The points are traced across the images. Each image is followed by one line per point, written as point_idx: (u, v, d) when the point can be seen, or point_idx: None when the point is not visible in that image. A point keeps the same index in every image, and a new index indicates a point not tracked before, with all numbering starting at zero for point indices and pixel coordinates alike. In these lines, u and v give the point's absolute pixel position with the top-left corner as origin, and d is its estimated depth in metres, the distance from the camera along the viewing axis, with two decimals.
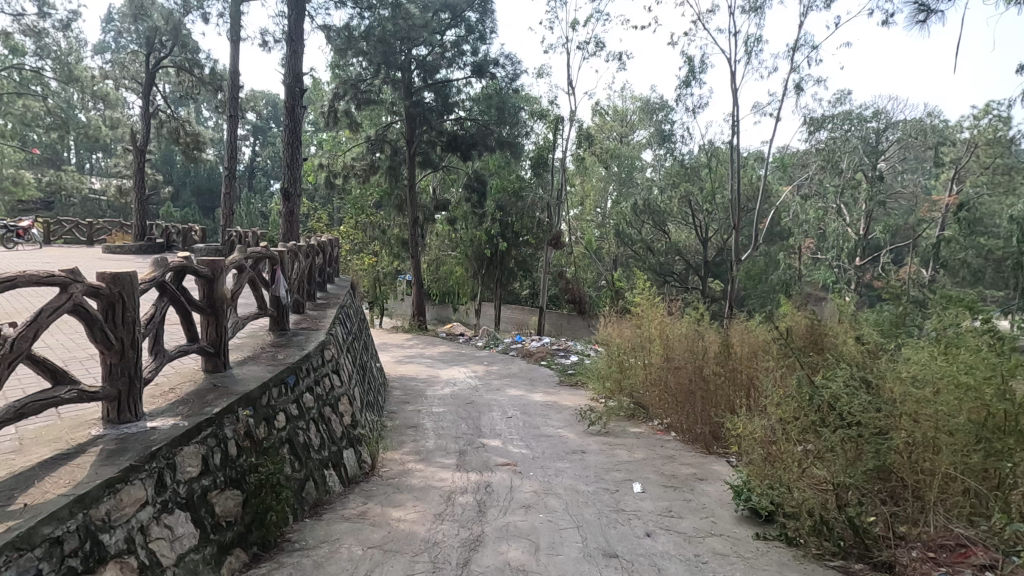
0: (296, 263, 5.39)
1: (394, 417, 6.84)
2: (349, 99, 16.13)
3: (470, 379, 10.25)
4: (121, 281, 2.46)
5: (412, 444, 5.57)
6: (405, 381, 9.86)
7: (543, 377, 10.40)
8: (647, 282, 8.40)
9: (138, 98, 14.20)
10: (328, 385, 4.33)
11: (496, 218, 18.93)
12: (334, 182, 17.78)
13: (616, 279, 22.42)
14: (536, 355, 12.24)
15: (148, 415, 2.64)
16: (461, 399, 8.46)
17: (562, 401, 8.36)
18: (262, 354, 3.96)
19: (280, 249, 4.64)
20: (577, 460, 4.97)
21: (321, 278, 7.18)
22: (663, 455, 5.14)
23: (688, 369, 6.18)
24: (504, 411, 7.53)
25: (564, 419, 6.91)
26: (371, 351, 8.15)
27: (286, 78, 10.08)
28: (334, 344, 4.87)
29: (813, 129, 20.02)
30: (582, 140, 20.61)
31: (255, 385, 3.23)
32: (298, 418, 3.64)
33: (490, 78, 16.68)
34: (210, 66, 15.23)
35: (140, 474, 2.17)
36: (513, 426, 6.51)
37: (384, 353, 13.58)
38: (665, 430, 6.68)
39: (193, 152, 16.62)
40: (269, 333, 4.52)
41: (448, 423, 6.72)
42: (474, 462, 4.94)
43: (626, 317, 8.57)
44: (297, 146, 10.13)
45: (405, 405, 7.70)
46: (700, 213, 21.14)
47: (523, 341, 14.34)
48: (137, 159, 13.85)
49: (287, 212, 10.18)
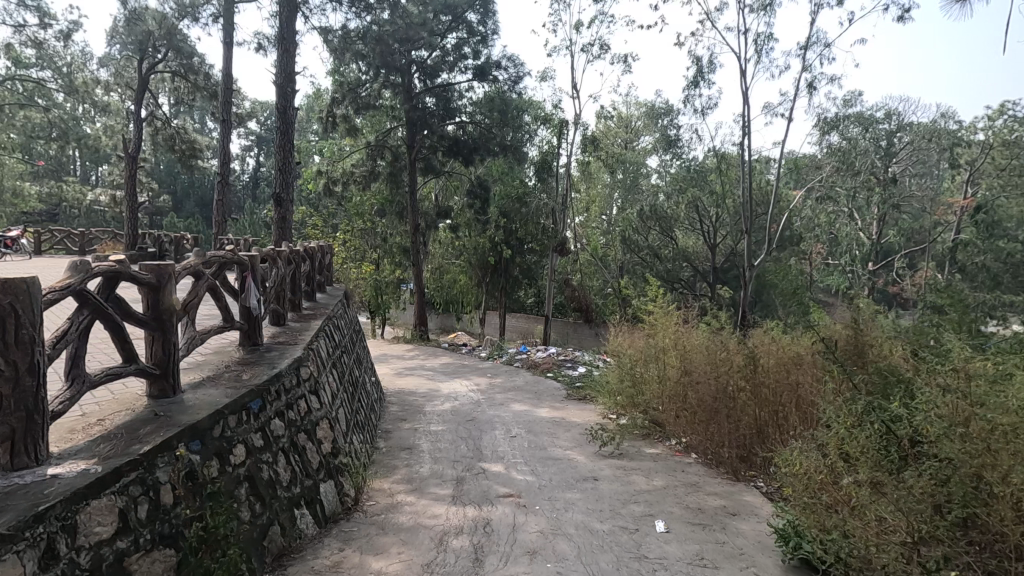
0: (275, 269, 4.86)
1: (388, 437, 6.29)
2: (348, 104, 15.85)
3: (472, 393, 9.68)
4: (15, 291, 1.96)
5: (405, 470, 5.02)
6: (403, 395, 9.30)
7: (549, 390, 9.82)
8: (660, 289, 7.84)
9: (133, 105, 13.90)
10: (304, 408, 3.78)
11: (500, 224, 18.50)
12: (334, 188, 17.49)
13: (623, 286, 21.87)
14: (542, 366, 11.66)
15: (54, 458, 2.12)
16: (462, 415, 7.89)
17: (569, 417, 7.78)
18: (224, 373, 3.43)
19: (254, 253, 4.13)
20: (589, 490, 4.40)
21: (309, 286, 6.65)
22: (686, 482, 4.56)
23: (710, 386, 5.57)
24: (507, 429, 6.96)
25: (573, 439, 6.33)
26: (365, 366, 7.64)
27: (277, 78, 9.64)
28: (314, 360, 4.32)
29: (825, 131, 19.44)
30: (587, 145, 20.13)
31: (206, 415, 2.69)
32: (262, 451, 3.09)
33: (492, 81, 16.26)
34: (206, 72, 14.90)
35: (16, 545, 1.65)
36: (518, 448, 5.94)
37: (384, 364, 13.05)
38: (685, 450, 6.10)
39: (189, 160, 16.23)
40: (239, 349, 4.00)
41: (447, 443, 6.17)
42: (473, 492, 4.39)
43: (637, 326, 7.98)
44: (290, 149, 9.68)
45: (400, 424, 7.14)
46: (707, 219, 20.78)
47: (528, 351, 13.78)
48: (129, 167, 13.45)
49: (279, 218, 9.74)
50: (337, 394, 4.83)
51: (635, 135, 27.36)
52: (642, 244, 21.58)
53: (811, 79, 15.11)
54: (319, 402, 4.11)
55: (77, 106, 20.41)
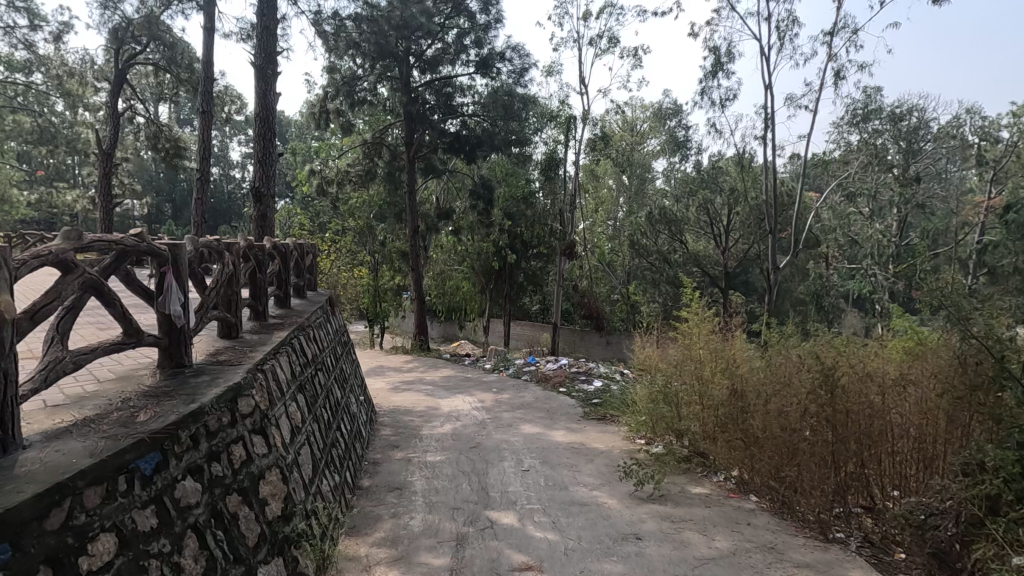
0: (224, 264, 3.74)
1: (374, 474, 5.19)
2: (342, 99, 14.98)
3: (476, 411, 8.57)
4: None
5: (393, 523, 3.93)
6: (397, 416, 8.16)
7: (563, 408, 8.67)
8: (696, 290, 6.66)
9: (110, 100, 12.92)
10: (241, 456, 2.68)
11: (505, 227, 17.45)
12: (328, 189, 16.54)
13: (632, 293, 20.71)
14: (554, 380, 10.52)
15: None
16: (465, 440, 6.77)
17: (590, 443, 6.63)
18: (111, 412, 2.33)
19: (179, 241, 3.03)
20: (634, 558, 3.31)
21: (281, 288, 5.57)
22: (759, 545, 3.50)
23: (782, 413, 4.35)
24: (519, 459, 5.82)
25: (600, 475, 5.20)
26: (352, 384, 6.60)
27: (256, 59, 8.66)
28: (264, 385, 3.19)
29: (846, 127, 18.43)
30: (595, 142, 19.16)
31: (34, 495, 1.61)
32: (151, 539, 2.01)
33: (496, 74, 15.24)
34: (191, 64, 13.94)
35: None
36: (533, 487, 4.85)
37: (379, 378, 11.92)
38: (742, 491, 4.92)
39: (173, 159, 15.17)
40: (155, 373, 2.90)
41: (446, 480, 5.07)
42: (479, 561, 3.31)
43: (669, 335, 6.87)
44: (271, 138, 8.67)
45: (392, 453, 6.02)
46: (720, 222, 19.73)
47: (536, 362, 12.62)
48: (104, 165, 12.41)
49: (259, 215, 8.69)
50: (302, 426, 3.73)
51: (642, 137, 26.34)
52: (652, 249, 20.34)
53: (837, 66, 14.07)
54: (271, 444, 3.00)
55: (65, 108, 19.62)
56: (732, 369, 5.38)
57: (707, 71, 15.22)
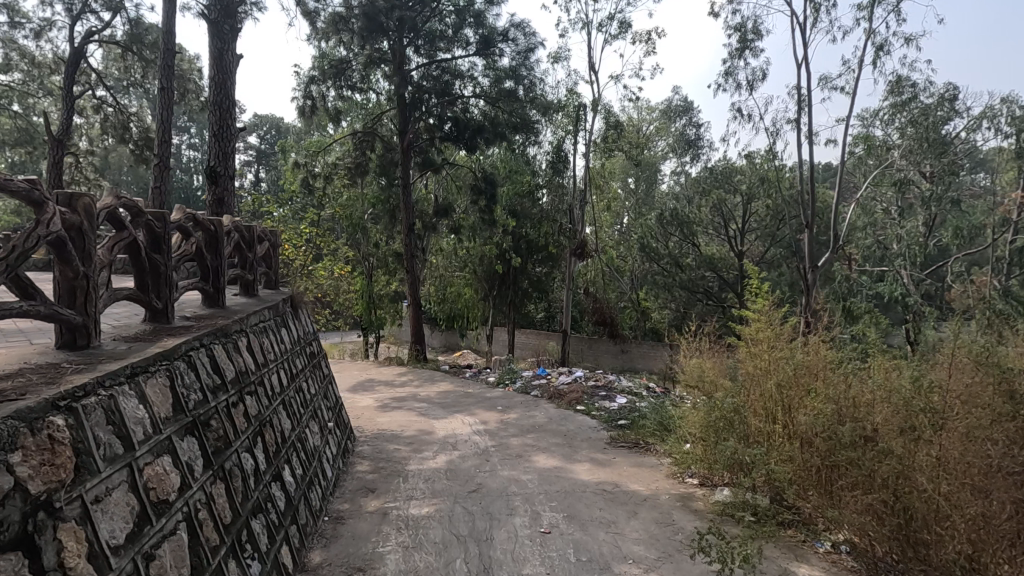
0: (56, 220, 2.23)
1: (332, 543, 3.67)
2: (330, 83, 13.54)
3: (476, 436, 6.99)
4: None
5: None
6: (379, 443, 6.58)
7: (582, 432, 7.08)
8: (763, 284, 5.20)
9: (65, 81, 11.45)
10: None
11: (508, 229, 15.85)
12: (315, 185, 15.05)
13: (642, 298, 19.00)
14: (568, 395, 8.92)
15: None
16: (463, 479, 5.21)
17: (628, 483, 5.06)
18: None
19: None
20: None
21: (208, 276, 4.07)
22: None
23: (968, 466, 2.83)
24: (534, 513, 4.24)
25: (658, 543, 3.66)
26: (315, 408, 5.07)
27: (211, 12, 7.17)
28: (61, 438, 1.64)
29: (876, 117, 16.94)
30: (605, 137, 17.73)
31: None
32: None
33: (498, 55, 13.68)
34: (156, 41, 12.44)
35: None
36: (559, 568, 3.30)
37: (367, 394, 10.30)
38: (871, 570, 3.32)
39: (143, 152, 13.70)
40: None
41: (432, 552, 3.53)
42: None
43: (729, 341, 5.35)
44: (230, 106, 7.23)
45: (363, 503, 4.47)
46: (736, 222, 18.90)
47: (545, 374, 11.07)
48: (55, 153, 10.93)
49: (215, 199, 7.20)
50: (181, 497, 2.21)
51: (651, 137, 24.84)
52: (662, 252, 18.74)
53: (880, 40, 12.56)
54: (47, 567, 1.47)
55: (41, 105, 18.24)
56: (836, 390, 3.91)
57: (732, 50, 13.55)
